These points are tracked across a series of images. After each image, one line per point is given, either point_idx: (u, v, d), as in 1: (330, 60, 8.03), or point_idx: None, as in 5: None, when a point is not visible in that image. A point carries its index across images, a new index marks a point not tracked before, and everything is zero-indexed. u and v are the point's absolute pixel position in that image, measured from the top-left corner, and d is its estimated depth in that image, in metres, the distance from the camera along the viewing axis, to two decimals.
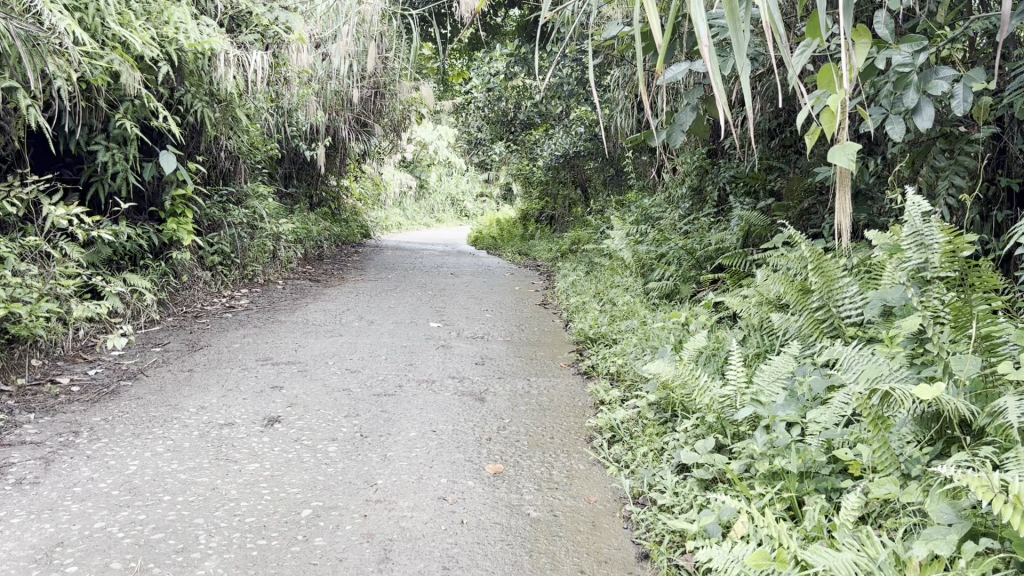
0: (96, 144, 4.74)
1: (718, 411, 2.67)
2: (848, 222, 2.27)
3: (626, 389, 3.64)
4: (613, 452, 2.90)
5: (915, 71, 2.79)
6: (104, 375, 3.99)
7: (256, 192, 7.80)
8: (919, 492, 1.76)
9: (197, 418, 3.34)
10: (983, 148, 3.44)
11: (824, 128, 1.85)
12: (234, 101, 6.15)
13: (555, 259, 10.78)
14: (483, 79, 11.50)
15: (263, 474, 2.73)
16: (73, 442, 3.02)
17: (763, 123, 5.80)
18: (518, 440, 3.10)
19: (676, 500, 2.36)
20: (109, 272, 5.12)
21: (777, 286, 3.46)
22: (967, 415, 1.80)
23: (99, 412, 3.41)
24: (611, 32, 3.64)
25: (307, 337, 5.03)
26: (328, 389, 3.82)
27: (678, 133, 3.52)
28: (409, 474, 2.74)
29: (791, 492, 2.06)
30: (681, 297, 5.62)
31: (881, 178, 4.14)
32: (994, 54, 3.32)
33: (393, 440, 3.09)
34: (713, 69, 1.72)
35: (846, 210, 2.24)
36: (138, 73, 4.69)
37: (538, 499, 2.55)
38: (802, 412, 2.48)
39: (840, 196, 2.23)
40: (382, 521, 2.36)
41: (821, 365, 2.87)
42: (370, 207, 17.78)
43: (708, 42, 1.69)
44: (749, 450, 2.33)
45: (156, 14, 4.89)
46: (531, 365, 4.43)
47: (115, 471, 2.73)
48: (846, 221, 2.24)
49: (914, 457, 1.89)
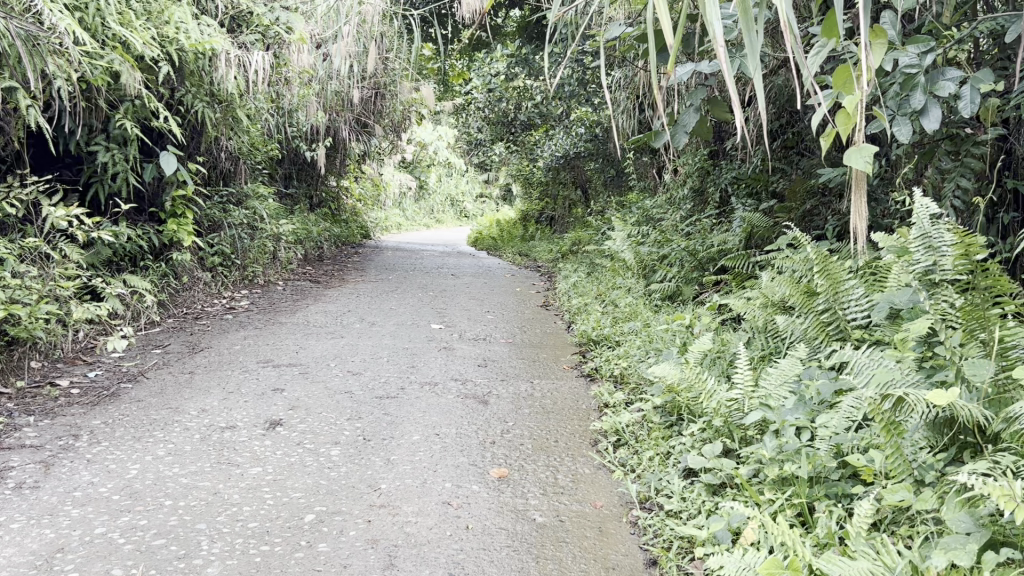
0: (96, 145, 4.72)
1: (726, 415, 2.64)
2: (862, 223, 2.25)
3: (631, 392, 3.62)
4: (619, 456, 2.87)
5: (923, 72, 2.78)
6: (104, 377, 3.96)
7: (256, 192, 7.77)
8: (933, 499, 1.74)
9: (199, 421, 3.32)
10: (990, 149, 3.41)
11: (838, 128, 1.83)
12: (234, 102, 6.12)
13: (556, 260, 10.76)
14: (483, 80, 11.48)
15: (266, 478, 2.71)
16: (73, 446, 2.99)
17: (766, 124, 5.78)
18: (522, 444, 3.08)
19: (684, 505, 2.34)
20: (110, 273, 5.09)
21: (782, 287, 3.43)
22: (982, 421, 1.79)
23: (100, 415, 3.38)
24: (615, 33, 3.62)
25: (308, 338, 5.00)
26: (330, 391, 3.79)
27: (681, 134, 3.49)
28: (413, 478, 2.71)
29: (802, 498, 2.04)
30: (684, 299, 5.60)
31: (886, 179, 4.11)
32: (1000, 55, 3.30)
33: (396, 443, 3.07)
34: (728, 69, 1.71)
35: (862, 212, 2.21)
36: (139, 73, 4.66)
37: (543, 505, 2.52)
38: (810, 416, 2.45)
39: (856, 199, 2.20)
40: (387, 527, 2.34)
41: (829, 368, 2.84)
42: (370, 207, 17.77)
43: (723, 40, 1.68)
44: (757, 455, 2.31)
45: (156, 14, 4.86)
46: (534, 367, 4.40)
47: (116, 475, 2.71)
48: (860, 224, 2.21)
49: (928, 464, 1.88)
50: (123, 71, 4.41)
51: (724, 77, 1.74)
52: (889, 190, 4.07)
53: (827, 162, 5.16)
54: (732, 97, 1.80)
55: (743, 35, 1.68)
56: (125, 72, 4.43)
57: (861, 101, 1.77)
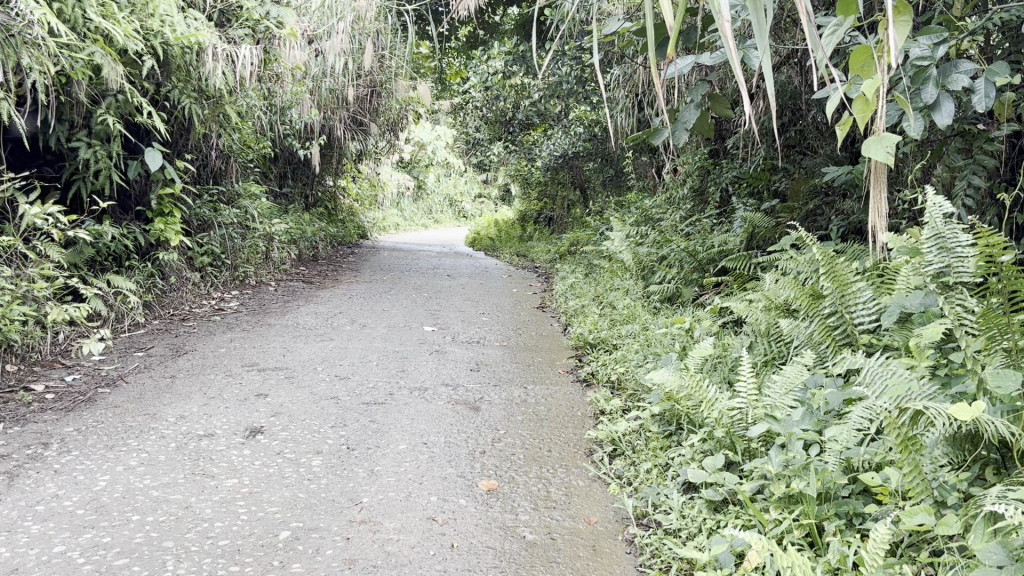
0: (77, 141, 4.57)
1: (728, 426, 2.48)
2: (882, 220, 2.09)
3: (628, 399, 3.46)
4: (615, 468, 2.73)
5: (934, 65, 2.61)
6: (82, 382, 3.81)
7: (247, 191, 7.63)
8: (957, 523, 1.60)
9: (176, 429, 3.17)
10: (1004, 147, 3.27)
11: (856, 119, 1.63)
12: (224, 97, 5.95)
13: (554, 261, 10.60)
14: (481, 77, 10.97)
15: (241, 491, 2.56)
16: (41, 455, 2.84)
17: (769, 122, 5.63)
18: (513, 454, 2.93)
19: (683, 524, 2.19)
20: (92, 273, 4.94)
21: (787, 290, 3.30)
22: (1008, 436, 1.64)
23: (73, 422, 3.23)
24: (614, 28, 3.46)
25: (296, 341, 4.85)
26: (315, 397, 3.64)
27: (681, 132, 3.32)
28: (396, 492, 2.57)
29: (810, 518, 1.90)
30: (683, 301, 5.45)
31: (893, 178, 3.97)
32: (1014, 49, 3.15)
33: (381, 453, 2.92)
34: (736, 59, 1.54)
35: (881, 208, 2.06)
36: (121, 67, 4.50)
37: (533, 521, 2.38)
38: (818, 428, 2.31)
39: (875, 194, 2.04)
40: (366, 545, 2.19)
41: (836, 376, 2.69)
42: (367, 207, 17.62)
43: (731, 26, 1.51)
44: (762, 471, 2.16)
45: (141, 6, 4.65)
46: (529, 371, 4.26)
47: (82, 488, 2.56)
48: (881, 218, 2.04)
49: (949, 484, 1.73)
50: (104, 65, 4.25)
51: (732, 65, 1.57)
52: (896, 188, 3.93)
53: (830, 162, 5.02)
54: (741, 89, 1.63)
55: (750, 17, 1.51)
56: (105, 65, 4.27)
57: (880, 91, 1.60)
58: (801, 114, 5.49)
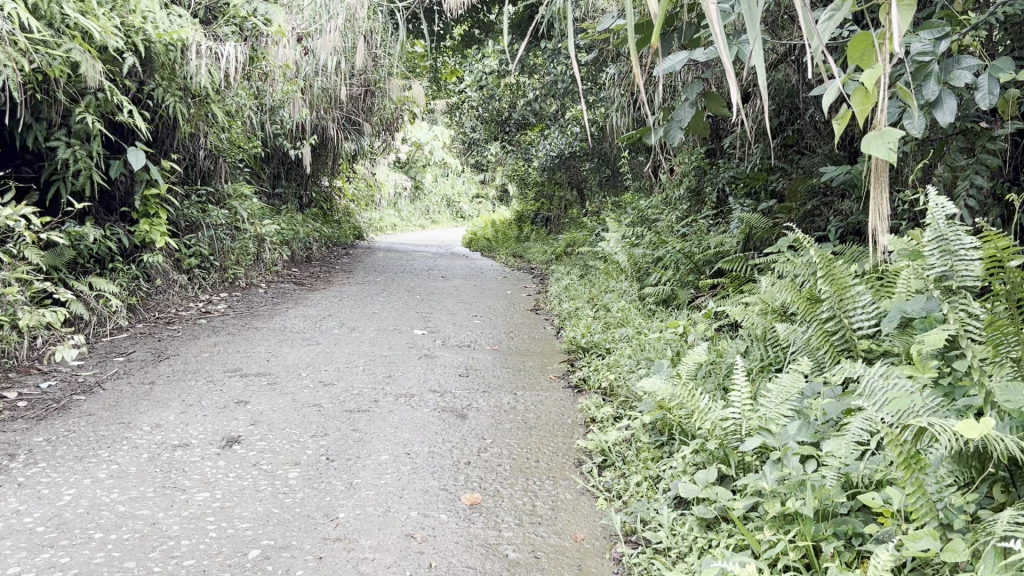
0: (56, 140, 4.46)
1: (722, 437, 2.36)
2: (884, 222, 1.95)
3: (619, 406, 3.36)
4: (604, 480, 2.62)
5: (936, 61, 2.49)
6: (57, 389, 3.69)
7: (237, 191, 7.52)
8: (964, 549, 1.48)
9: (150, 438, 3.06)
10: (1006, 145, 3.17)
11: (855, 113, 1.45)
12: (210, 95, 5.83)
13: (550, 261, 10.52)
14: (476, 77, 10.45)
15: (212, 506, 2.45)
16: (5, 467, 2.72)
17: (765, 121, 5.53)
18: (499, 465, 2.82)
19: (673, 542, 2.08)
20: (73, 275, 4.83)
21: (783, 293, 3.20)
22: (1018, 453, 1.53)
23: (43, 431, 3.11)
24: (608, 24, 3.31)
25: (281, 346, 4.73)
26: (297, 404, 3.53)
27: (676, 130, 3.21)
28: (374, 506, 2.46)
29: (807, 539, 1.78)
30: (678, 304, 5.34)
31: (893, 177, 3.86)
32: (1017, 44, 3.05)
33: (361, 465, 2.80)
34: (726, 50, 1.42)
35: (882, 210, 1.95)
36: (101, 65, 4.39)
37: (517, 537, 2.26)
38: (815, 440, 2.20)
39: (875, 193, 1.91)
40: (339, 565, 2.08)
41: (834, 384, 2.58)
42: (362, 208, 17.52)
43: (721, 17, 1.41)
44: (756, 487, 2.04)
45: (122, 2, 4.55)
46: (519, 376, 4.15)
47: (46, 503, 2.44)
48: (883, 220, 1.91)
49: (955, 506, 1.62)
50: (82, 62, 4.14)
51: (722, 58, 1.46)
52: (897, 188, 3.82)
53: (829, 161, 4.92)
54: (731, 85, 1.51)
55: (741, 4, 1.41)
56: (84, 62, 4.16)
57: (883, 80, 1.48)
58: (799, 113, 5.37)
